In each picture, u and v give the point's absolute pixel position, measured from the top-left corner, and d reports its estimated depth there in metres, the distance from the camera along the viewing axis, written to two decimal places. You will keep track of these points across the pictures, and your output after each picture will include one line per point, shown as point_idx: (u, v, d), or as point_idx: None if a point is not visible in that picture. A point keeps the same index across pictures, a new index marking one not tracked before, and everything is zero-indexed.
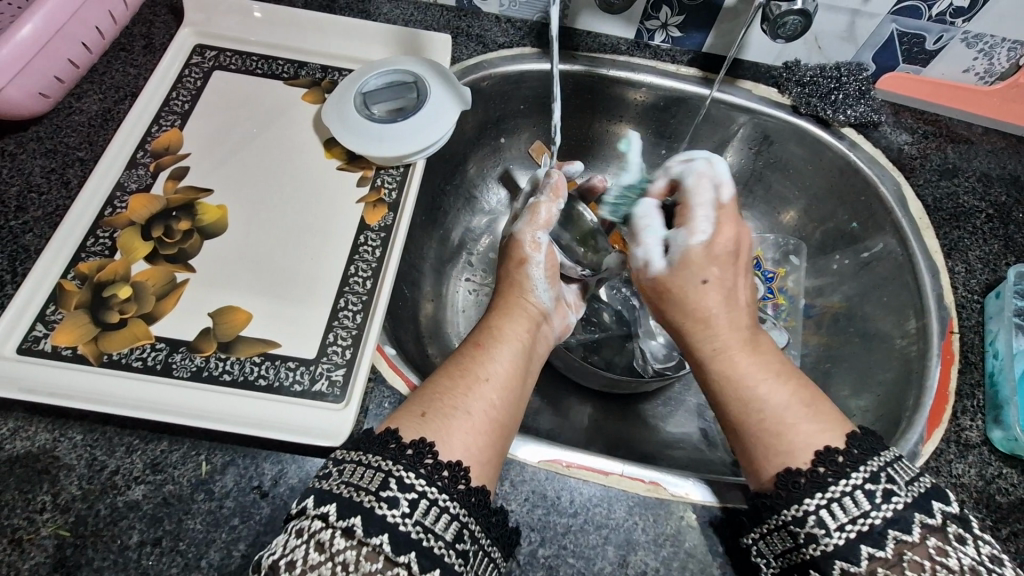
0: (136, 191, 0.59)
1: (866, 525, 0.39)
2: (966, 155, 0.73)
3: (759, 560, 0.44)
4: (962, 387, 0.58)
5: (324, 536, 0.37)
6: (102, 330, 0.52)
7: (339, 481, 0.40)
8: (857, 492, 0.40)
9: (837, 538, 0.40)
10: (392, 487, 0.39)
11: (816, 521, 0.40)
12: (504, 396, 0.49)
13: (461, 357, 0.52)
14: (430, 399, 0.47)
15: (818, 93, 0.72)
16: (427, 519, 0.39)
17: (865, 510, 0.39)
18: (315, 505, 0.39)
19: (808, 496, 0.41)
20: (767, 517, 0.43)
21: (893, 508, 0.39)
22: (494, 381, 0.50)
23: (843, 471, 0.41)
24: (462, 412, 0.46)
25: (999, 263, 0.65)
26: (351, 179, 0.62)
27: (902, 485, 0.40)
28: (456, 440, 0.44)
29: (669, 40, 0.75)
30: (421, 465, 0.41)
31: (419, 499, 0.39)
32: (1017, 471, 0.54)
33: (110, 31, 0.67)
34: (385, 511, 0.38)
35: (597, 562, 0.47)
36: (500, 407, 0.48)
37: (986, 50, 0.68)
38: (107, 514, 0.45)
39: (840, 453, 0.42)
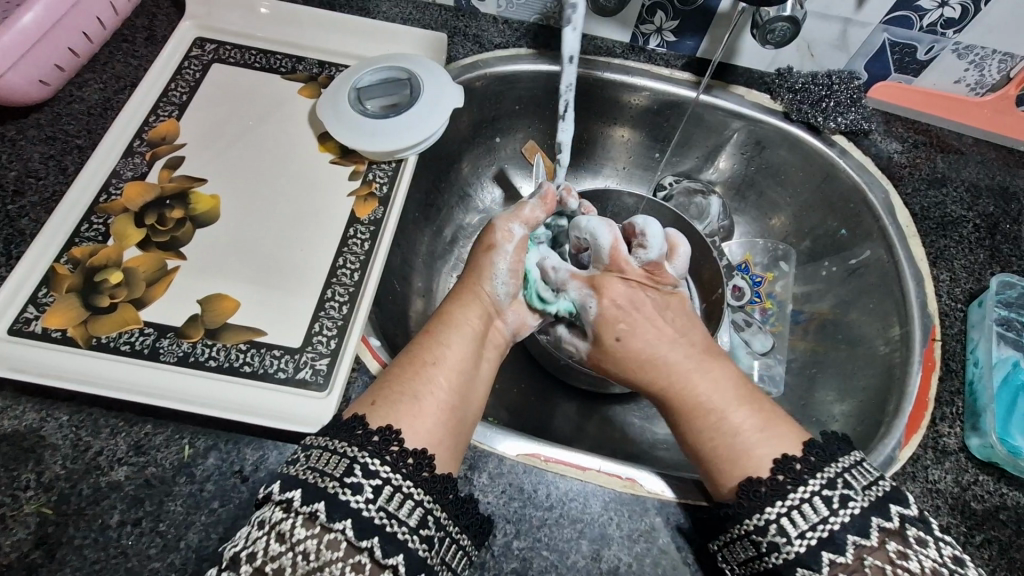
0: (131, 179, 0.60)
1: (825, 532, 0.41)
2: (956, 165, 0.73)
3: (724, 565, 0.46)
4: (942, 394, 0.58)
5: (286, 525, 0.38)
6: (92, 313, 0.53)
7: (304, 467, 0.41)
8: (816, 498, 0.42)
9: (797, 545, 0.41)
10: (356, 473, 0.40)
11: (777, 530, 0.42)
12: (461, 385, 0.50)
13: (415, 347, 0.52)
14: (382, 386, 0.48)
15: (810, 100, 0.73)
16: (390, 505, 0.39)
17: (824, 516, 0.41)
18: (280, 489, 0.40)
19: (770, 504, 0.43)
20: (729, 527, 0.45)
21: (850, 513, 0.41)
22: (442, 365, 0.50)
23: (800, 479, 0.43)
24: (410, 398, 0.47)
25: (983, 272, 0.65)
26: (343, 173, 0.63)
27: (858, 490, 0.42)
28: (407, 423, 0.45)
29: (664, 44, 0.76)
30: (387, 451, 0.42)
31: (383, 485, 0.40)
32: (994, 479, 0.54)
33: (111, 21, 0.68)
34: (348, 497, 0.39)
35: (570, 556, 0.48)
36: (453, 394, 0.49)
37: (977, 61, 0.69)
38: (89, 494, 0.46)
39: (802, 456, 0.44)
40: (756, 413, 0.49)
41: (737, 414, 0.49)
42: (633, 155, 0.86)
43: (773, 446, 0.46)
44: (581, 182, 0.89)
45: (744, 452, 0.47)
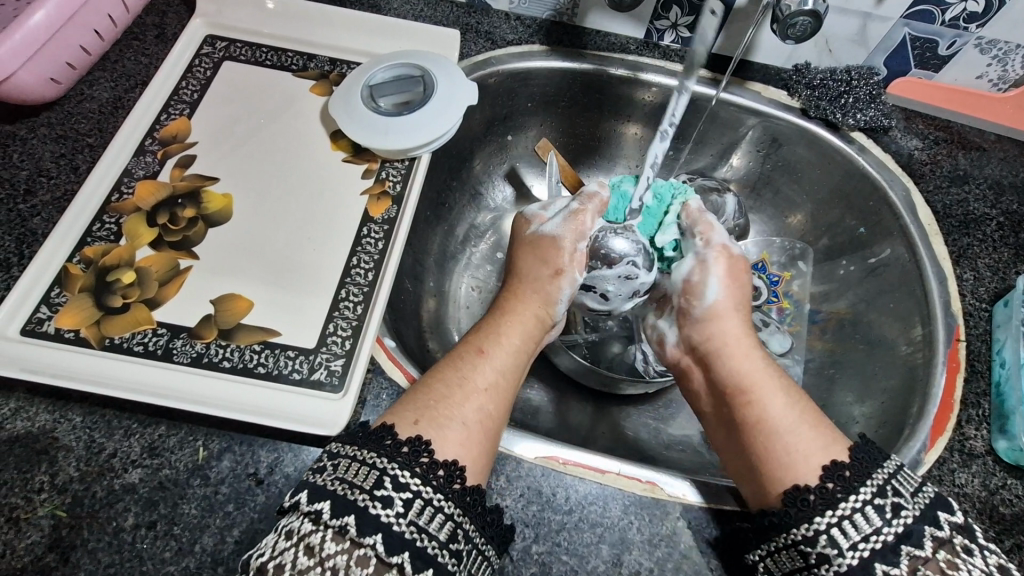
0: (143, 177, 0.60)
1: (879, 542, 0.40)
2: (978, 162, 0.72)
3: None
4: (968, 396, 0.57)
5: (315, 539, 0.38)
6: (104, 313, 0.52)
7: (333, 477, 0.40)
8: (867, 508, 0.41)
9: (850, 557, 0.40)
10: (386, 485, 0.39)
11: (828, 540, 0.41)
12: (500, 400, 0.50)
13: (453, 355, 0.52)
14: (424, 404, 0.46)
15: (828, 96, 0.72)
16: (421, 519, 0.39)
17: (877, 526, 0.40)
18: (308, 500, 0.39)
19: (817, 514, 0.42)
20: (774, 536, 0.43)
21: (903, 522, 0.40)
22: (488, 388, 0.50)
23: (851, 486, 0.42)
24: (456, 421, 0.46)
25: (1008, 271, 0.64)
26: (356, 172, 0.62)
27: (908, 497, 0.41)
28: (450, 444, 0.44)
29: (679, 40, 0.75)
30: (417, 463, 0.41)
31: (413, 498, 0.39)
32: (1022, 482, 0.53)
33: (122, 19, 0.67)
34: (379, 511, 0.38)
35: (590, 560, 0.47)
36: (491, 409, 0.48)
37: (1000, 56, 0.68)
38: (103, 496, 0.46)
39: (847, 467, 0.43)
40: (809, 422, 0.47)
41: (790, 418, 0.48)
42: (646, 153, 0.85)
43: (820, 449, 0.45)
44: (593, 180, 0.88)
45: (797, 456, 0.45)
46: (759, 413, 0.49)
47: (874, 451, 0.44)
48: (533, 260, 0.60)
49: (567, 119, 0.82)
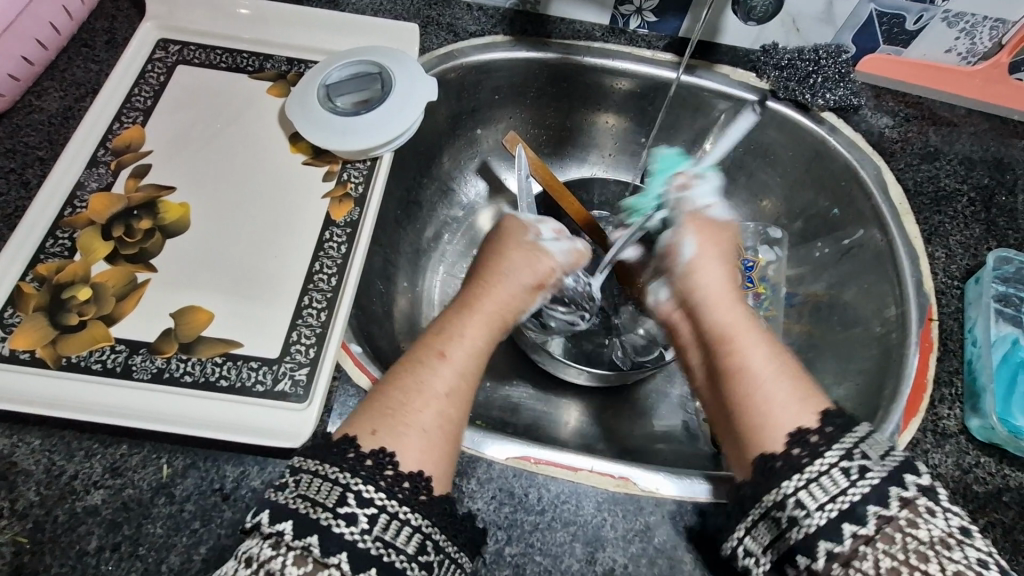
0: (96, 190, 0.58)
1: (845, 503, 0.39)
2: (949, 138, 0.71)
3: (748, 560, 0.43)
4: (940, 374, 0.57)
5: (276, 564, 0.37)
6: (60, 332, 0.51)
7: (293, 494, 0.39)
8: (835, 469, 0.40)
9: (818, 517, 0.39)
10: (350, 502, 0.38)
11: (796, 502, 0.40)
12: (460, 401, 0.48)
13: (412, 358, 0.50)
14: (381, 415, 0.45)
15: (797, 76, 0.71)
16: (387, 534, 0.38)
17: (903, 477, 0.40)
18: (269, 522, 0.38)
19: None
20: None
21: (869, 483, 0.39)
22: (444, 390, 0.48)
23: (817, 450, 0.41)
24: (416, 429, 0.44)
25: (980, 248, 0.64)
26: (317, 174, 0.61)
27: (876, 460, 0.40)
28: (410, 453, 0.43)
29: (645, 25, 0.74)
30: (382, 477, 0.40)
31: (378, 513, 0.38)
32: (995, 460, 0.53)
33: (66, 26, 0.65)
34: (342, 529, 0.37)
35: (564, 560, 0.46)
36: (452, 413, 0.47)
37: (968, 29, 0.67)
38: (65, 520, 0.45)
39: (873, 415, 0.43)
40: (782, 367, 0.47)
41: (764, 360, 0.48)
42: (618, 142, 0.84)
43: (792, 417, 0.44)
44: (566, 171, 0.87)
45: (765, 409, 0.45)
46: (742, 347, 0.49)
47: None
48: (523, 268, 0.58)
49: (536, 110, 0.81)
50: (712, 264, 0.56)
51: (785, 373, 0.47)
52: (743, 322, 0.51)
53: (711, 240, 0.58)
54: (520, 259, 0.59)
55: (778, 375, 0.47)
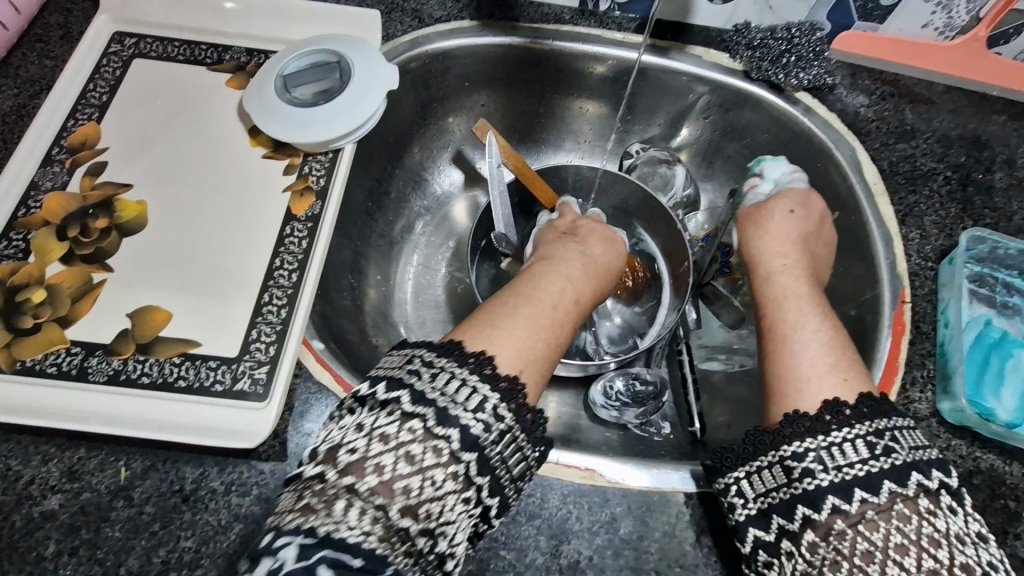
0: (51, 190, 0.57)
1: (863, 470, 0.40)
2: (926, 116, 0.70)
3: (736, 500, 0.43)
4: (913, 357, 0.56)
5: (414, 449, 0.36)
6: (15, 336, 0.50)
7: (490, 404, 0.38)
8: (858, 441, 0.41)
9: (832, 475, 0.40)
10: (475, 401, 0.38)
11: (815, 458, 0.41)
12: (559, 328, 0.47)
13: (517, 293, 0.49)
14: (484, 322, 0.44)
15: (769, 56, 0.70)
16: (504, 445, 0.38)
17: (864, 457, 0.40)
18: (411, 401, 0.37)
19: (807, 436, 0.42)
20: (758, 455, 0.43)
21: (891, 461, 0.40)
22: (539, 311, 0.46)
23: (847, 421, 0.42)
24: (513, 333, 0.44)
25: (955, 227, 0.63)
26: (278, 168, 0.60)
27: (905, 446, 0.41)
28: (504, 345, 0.42)
29: (616, 6, 0.72)
30: (516, 399, 0.39)
31: (468, 385, 0.38)
32: (967, 443, 0.52)
33: (15, 22, 0.64)
34: (474, 428, 0.37)
35: (528, 553, 0.46)
36: (548, 327, 0.46)
37: (944, 2, 0.66)
38: (22, 526, 0.44)
39: (846, 406, 0.43)
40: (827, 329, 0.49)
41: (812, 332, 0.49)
42: (593, 128, 0.83)
43: (830, 386, 0.45)
44: (542, 158, 0.85)
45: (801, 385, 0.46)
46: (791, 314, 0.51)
47: (874, 403, 0.43)
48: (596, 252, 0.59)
49: (508, 97, 0.79)
50: (781, 239, 0.59)
51: (835, 345, 0.48)
52: (801, 294, 0.53)
53: (757, 226, 0.61)
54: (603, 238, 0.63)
55: (826, 347, 0.48)
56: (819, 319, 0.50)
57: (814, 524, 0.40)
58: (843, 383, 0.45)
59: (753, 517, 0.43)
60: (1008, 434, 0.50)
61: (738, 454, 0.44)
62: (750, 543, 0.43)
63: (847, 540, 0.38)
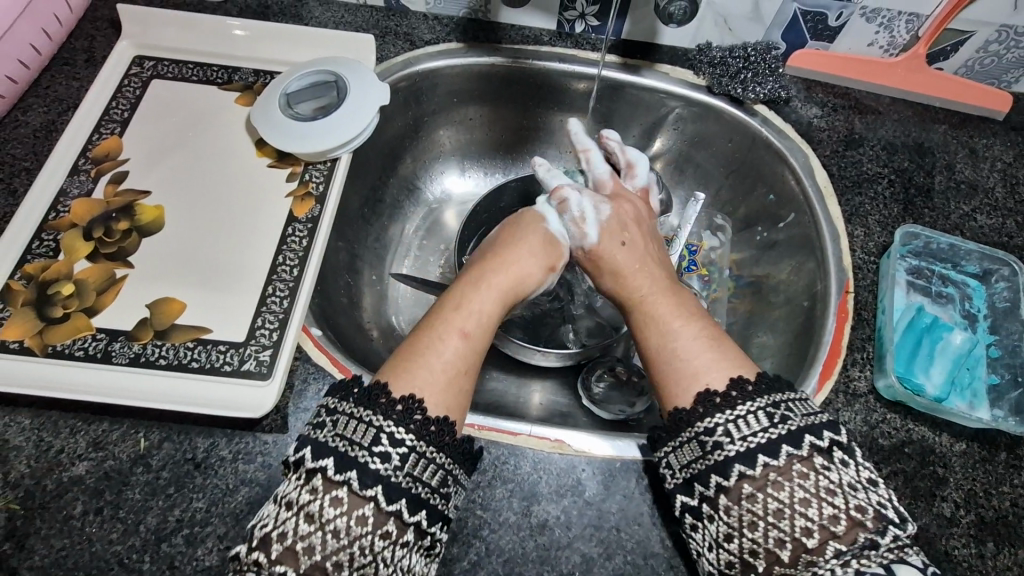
0: (78, 196, 0.63)
1: (764, 439, 0.45)
2: (873, 126, 0.77)
3: (666, 471, 0.48)
4: (855, 341, 0.62)
5: (315, 506, 0.43)
6: (47, 324, 0.56)
7: (333, 434, 0.45)
8: (758, 413, 0.46)
9: (738, 445, 0.45)
10: (383, 442, 0.45)
11: (723, 431, 0.46)
12: (478, 352, 0.54)
13: (433, 329, 0.54)
14: (409, 360, 0.51)
15: (729, 73, 0.77)
16: (416, 470, 0.45)
17: (763, 426, 0.45)
18: (312, 457, 0.44)
19: (716, 412, 0.47)
20: (678, 433, 0.48)
21: (786, 427, 0.45)
22: (464, 338, 0.54)
23: (749, 396, 0.47)
24: (437, 366, 0.51)
25: (897, 225, 0.69)
26: (281, 176, 0.66)
27: (796, 414, 0.46)
28: (428, 385, 0.49)
29: (590, 29, 0.80)
30: (411, 421, 0.46)
31: (408, 452, 0.45)
32: (901, 416, 0.57)
33: (48, 47, 0.71)
34: (377, 465, 0.44)
35: (502, 513, 0.51)
36: (468, 360, 0.53)
37: (885, 23, 0.73)
38: (53, 488, 0.50)
39: (749, 382, 0.48)
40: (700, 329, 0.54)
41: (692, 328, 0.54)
42: (572, 140, 0.89)
43: (721, 368, 0.50)
44: (526, 167, 0.92)
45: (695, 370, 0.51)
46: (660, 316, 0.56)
47: (765, 380, 0.49)
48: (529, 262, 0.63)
49: (492, 112, 0.86)
50: (632, 252, 0.63)
51: (712, 338, 0.53)
52: (660, 287, 0.59)
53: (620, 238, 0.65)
54: (537, 238, 0.65)
55: (704, 340, 0.52)
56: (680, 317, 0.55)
57: (726, 490, 0.45)
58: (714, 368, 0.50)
59: (680, 485, 0.48)
60: (935, 406, 0.56)
61: (664, 434, 0.49)
62: (679, 507, 0.48)
63: (758, 502, 0.43)
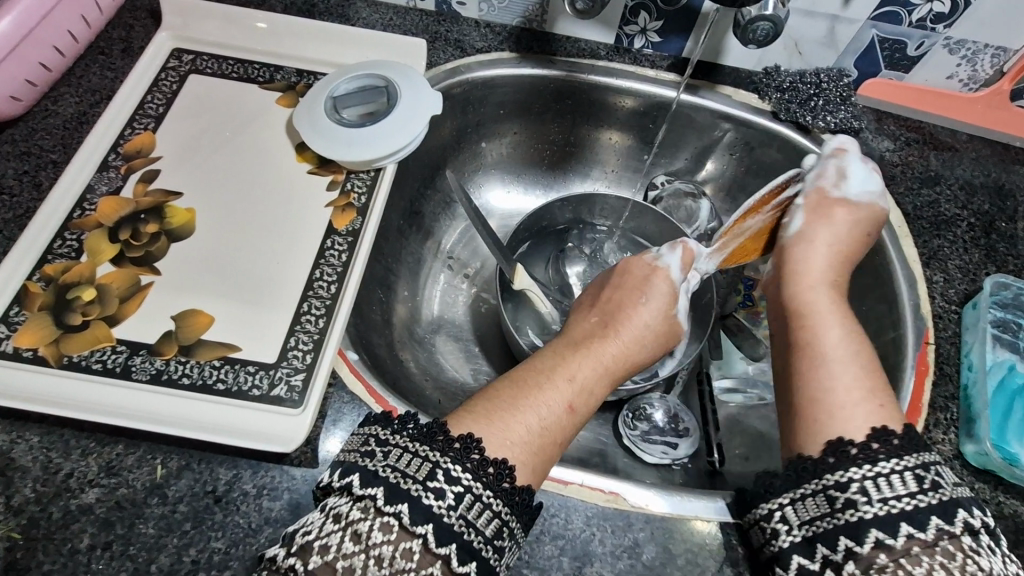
0: (105, 194, 0.59)
1: (909, 505, 0.39)
2: (950, 163, 0.72)
3: (778, 526, 0.43)
4: (936, 399, 0.57)
5: (363, 526, 0.37)
6: (64, 332, 0.52)
7: (385, 464, 0.39)
8: (906, 474, 0.41)
9: (877, 508, 0.40)
10: (439, 477, 0.39)
11: (859, 489, 0.41)
12: (562, 432, 0.47)
13: (527, 384, 0.49)
14: (490, 411, 0.45)
15: (798, 99, 0.72)
16: (470, 514, 0.39)
17: (912, 491, 0.40)
18: (361, 484, 0.39)
19: (852, 466, 0.42)
20: (802, 483, 0.43)
21: (938, 496, 0.40)
22: (551, 408, 0.47)
23: (895, 452, 0.42)
24: (516, 428, 0.44)
25: (978, 273, 0.64)
26: (321, 183, 0.62)
27: (948, 483, 0.41)
28: (505, 445, 0.43)
29: (650, 45, 0.75)
30: (469, 458, 0.40)
31: (464, 492, 0.39)
32: (990, 487, 0.52)
33: (84, 35, 0.67)
34: (431, 501, 0.38)
35: (551, 573, 0.46)
36: (551, 438, 0.46)
37: (969, 56, 0.68)
38: (59, 517, 0.45)
39: (895, 435, 0.43)
40: (864, 369, 0.48)
41: (848, 371, 0.48)
42: (621, 159, 0.84)
43: (870, 412, 0.45)
44: (570, 186, 0.87)
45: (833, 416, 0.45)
46: (816, 379, 0.48)
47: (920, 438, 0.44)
48: (633, 336, 0.57)
49: (539, 127, 0.82)
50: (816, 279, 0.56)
51: (870, 376, 0.48)
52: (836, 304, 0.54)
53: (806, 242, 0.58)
54: (650, 315, 0.59)
55: (861, 377, 0.47)
56: (842, 332, 0.51)
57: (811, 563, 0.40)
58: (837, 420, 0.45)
59: (797, 545, 0.42)
60: None
61: (778, 481, 0.45)
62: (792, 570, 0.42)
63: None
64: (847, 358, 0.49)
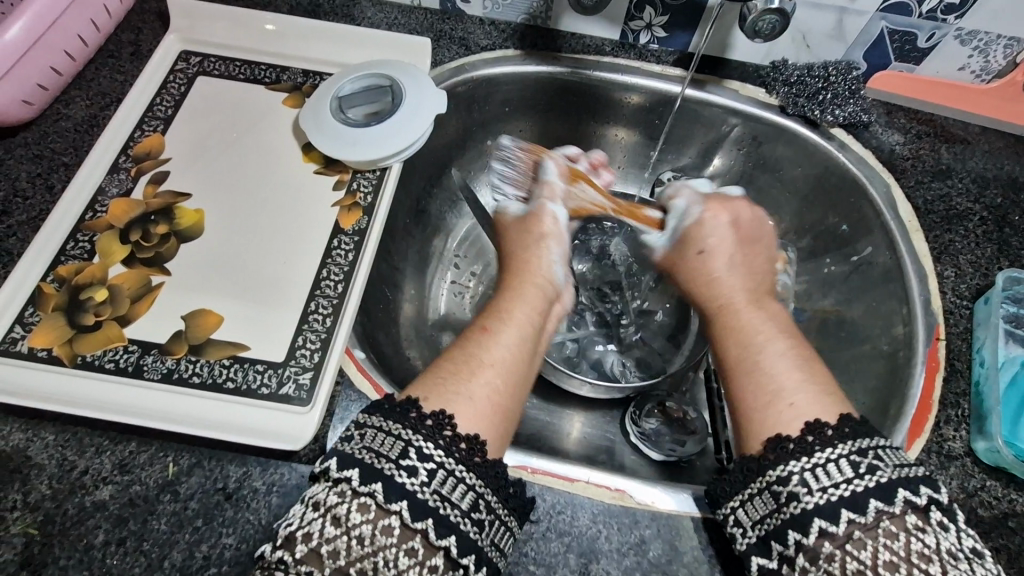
0: (116, 196, 0.60)
1: (848, 491, 0.39)
2: (962, 156, 0.70)
3: (736, 530, 0.43)
4: (947, 396, 0.56)
5: (342, 510, 0.38)
6: (78, 332, 0.53)
7: (360, 446, 0.40)
8: (842, 461, 0.40)
9: (818, 497, 0.39)
10: (411, 455, 0.39)
11: (799, 480, 0.41)
12: (513, 378, 0.48)
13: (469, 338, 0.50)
14: (441, 381, 0.46)
15: (806, 93, 0.71)
16: (444, 488, 0.39)
17: (848, 477, 0.40)
18: (338, 467, 0.39)
19: (790, 459, 0.42)
20: (748, 484, 0.43)
21: (876, 479, 0.39)
22: (500, 364, 0.48)
23: (829, 442, 0.42)
24: (469, 387, 0.45)
25: (990, 267, 0.63)
26: (328, 183, 0.63)
27: (888, 464, 0.40)
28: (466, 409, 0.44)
29: (656, 40, 0.74)
30: (441, 436, 0.41)
31: (437, 469, 0.39)
32: (1002, 484, 0.52)
33: (94, 39, 0.68)
34: (405, 479, 0.38)
35: (558, 570, 0.46)
36: (504, 389, 0.47)
37: (981, 47, 0.67)
38: (73, 514, 0.46)
39: (828, 427, 0.42)
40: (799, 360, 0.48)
41: (781, 355, 0.48)
42: (627, 156, 0.84)
43: (813, 406, 0.45)
44: None
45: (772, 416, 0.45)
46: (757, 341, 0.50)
47: None
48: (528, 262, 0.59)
49: (544, 124, 0.81)
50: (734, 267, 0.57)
51: (808, 365, 0.48)
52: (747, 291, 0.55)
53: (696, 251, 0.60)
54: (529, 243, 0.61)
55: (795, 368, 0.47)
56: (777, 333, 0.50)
57: None
58: (791, 408, 0.45)
59: (755, 546, 0.42)
60: None
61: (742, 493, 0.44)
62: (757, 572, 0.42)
63: (836, 563, 0.38)
64: (781, 355, 0.48)
